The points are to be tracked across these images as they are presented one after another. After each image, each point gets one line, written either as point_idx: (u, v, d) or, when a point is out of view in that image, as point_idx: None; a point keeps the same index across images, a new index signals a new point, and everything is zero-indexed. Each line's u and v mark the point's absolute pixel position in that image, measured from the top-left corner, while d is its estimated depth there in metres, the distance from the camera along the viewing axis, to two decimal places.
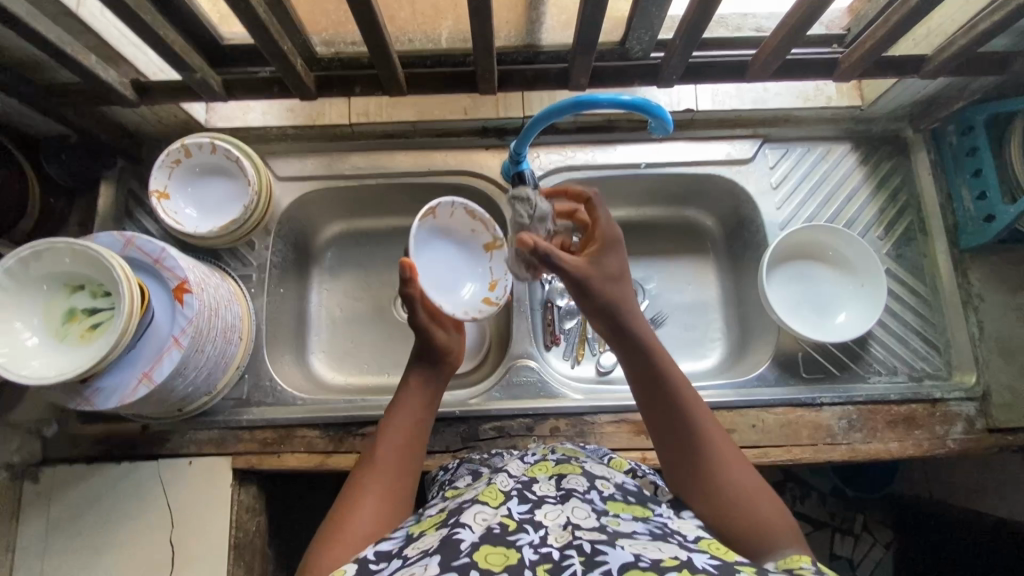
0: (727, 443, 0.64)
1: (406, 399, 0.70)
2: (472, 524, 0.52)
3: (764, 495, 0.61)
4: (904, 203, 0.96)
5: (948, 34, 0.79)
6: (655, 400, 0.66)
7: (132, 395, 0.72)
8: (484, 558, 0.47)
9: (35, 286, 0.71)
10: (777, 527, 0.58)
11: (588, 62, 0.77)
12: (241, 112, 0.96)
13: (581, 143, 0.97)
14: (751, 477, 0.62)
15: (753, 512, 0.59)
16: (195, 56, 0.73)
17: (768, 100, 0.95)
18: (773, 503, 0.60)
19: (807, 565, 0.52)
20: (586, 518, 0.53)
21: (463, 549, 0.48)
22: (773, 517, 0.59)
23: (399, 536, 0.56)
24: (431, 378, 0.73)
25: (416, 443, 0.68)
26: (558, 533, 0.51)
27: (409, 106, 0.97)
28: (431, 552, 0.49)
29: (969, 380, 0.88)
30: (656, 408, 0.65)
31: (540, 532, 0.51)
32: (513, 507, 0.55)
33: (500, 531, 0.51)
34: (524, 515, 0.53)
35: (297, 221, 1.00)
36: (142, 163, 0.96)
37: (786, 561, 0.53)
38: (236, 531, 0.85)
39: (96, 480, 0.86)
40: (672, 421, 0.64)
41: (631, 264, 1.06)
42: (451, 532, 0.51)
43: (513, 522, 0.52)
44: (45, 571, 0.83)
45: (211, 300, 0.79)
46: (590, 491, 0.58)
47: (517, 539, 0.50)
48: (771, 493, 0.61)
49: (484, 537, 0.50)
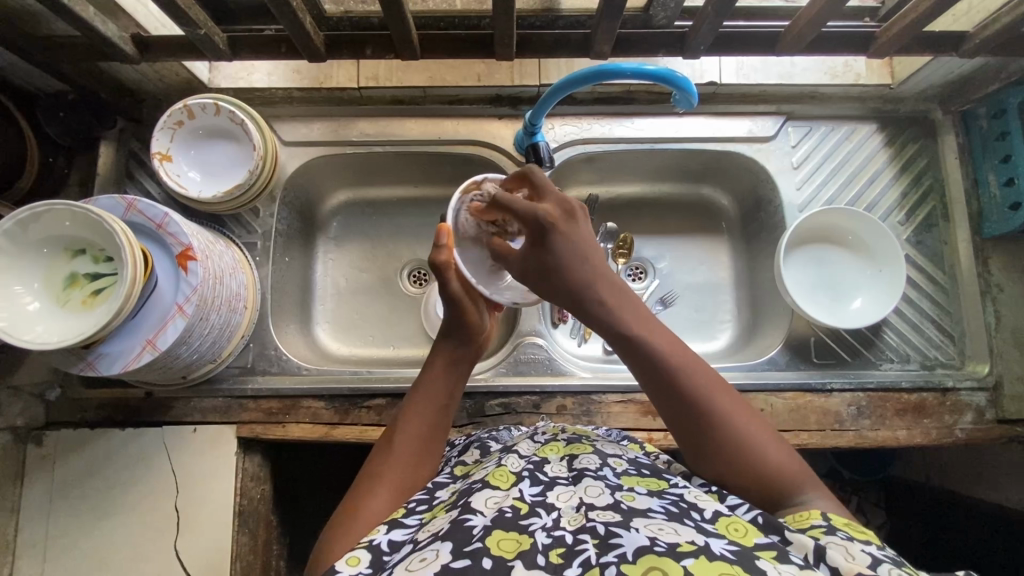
0: (732, 408, 0.59)
1: (434, 380, 0.68)
2: (484, 509, 0.52)
3: (777, 445, 0.59)
4: (928, 187, 0.93)
5: (991, 11, 0.75)
6: (650, 376, 0.61)
7: (136, 361, 0.71)
8: (496, 544, 0.48)
9: (35, 250, 0.69)
10: (795, 477, 0.57)
11: (612, 28, 0.73)
12: (245, 72, 0.92)
13: (596, 115, 0.94)
14: (761, 428, 0.59)
15: (771, 470, 0.57)
16: (198, 11, 0.69)
17: (795, 75, 0.91)
18: (784, 452, 0.59)
19: (818, 522, 0.52)
20: (599, 497, 0.53)
21: (476, 533, 0.48)
22: (790, 469, 0.57)
23: (411, 524, 0.55)
24: (457, 360, 0.70)
25: (439, 426, 0.66)
26: (571, 516, 0.51)
27: (420, 71, 0.92)
28: (441, 537, 0.49)
29: (981, 370, 0.87)
30: (652, 389, 0.61)
31: (552, 515, 0.52)
32: (526, 489, 0.54)
33: (512, 515, 0.51)
34: (537, 498, 0.53)
35: (303, 188, 0.97)
36: (143, 123, 0.92)
37: (796, 518, 0.54)
38: (241, 498, 0.85)
39: (100, 445, 0.85)
40: (672, 394, 0.60)
41: (643, 242, 1.04)
42: (461, 516, 0.51)
43: (526, 505, 0.52)
44: (51, 532, 0.83)
45: (216, 268, 0.77)
46: (602, 468, 0.58)
47: (530, 524, 0.50)
48: (785, 444, 0.59)
49: (496, 522, 0.50)
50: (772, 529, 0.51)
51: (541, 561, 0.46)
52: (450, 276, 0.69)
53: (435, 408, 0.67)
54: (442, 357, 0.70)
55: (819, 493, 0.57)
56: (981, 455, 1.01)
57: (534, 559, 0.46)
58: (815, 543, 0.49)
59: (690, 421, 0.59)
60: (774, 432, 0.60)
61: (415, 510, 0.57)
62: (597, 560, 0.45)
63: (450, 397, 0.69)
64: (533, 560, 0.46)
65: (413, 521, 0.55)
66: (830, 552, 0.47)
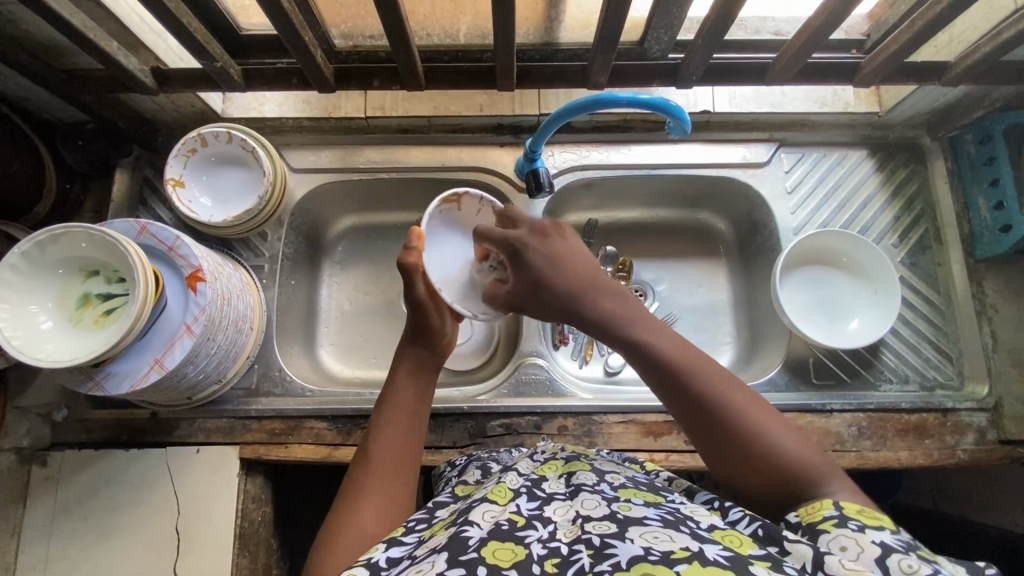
0: (745, 402, 0.59)
1: (403, 384, 0.70)
2: (480, 521, 0.52)
3: (796, 435, 0.58)
4: (920, 211, 0.95)
5: (971, 41, 0.78)
6: (655, 373, 0.61)
7: (143, 380, 0.72)
8: (492, 554, 0.48)
9: (51, 271, 0.71)
10: (822, 467, 0.56)
11: (609, 59, 0.76)
12: (257, 102, 0.96)
13: (594, 143, 0.97)
14: (780, 418, 0.59)
15: (796, 459, 0.56)
16: (216, 45, 0.72)
17: (786, 104, 0.95)
18: (807, 446, 0.57)
19: (832, 513, 0.51)
20: (596, 509, 0.53)
21: (471, 544, 0.49)
22: (816, 456, 0.56)
23: (410, 541, 0.55)
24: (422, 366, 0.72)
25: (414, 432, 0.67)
26: (566, 529, 0.52)
27: (425, 101, 0.96)
28: (438, 549, 0.49)
29: (980, 391, 0.87)
30: (668, 397, 0.61)
31: (548, 527, 0.52)
32: (523, 504, 0.55)
33: (508, 527, 0.51)
34: (533, 511, 0.54)
35: (311, 213, 1.00)
36: (157, 151, 0.95)
37: (808, 509, 0.53)
38: (242, 520, 0.85)
39: (103, 465, 0.86)
40: (680, 392, 0.60)
41: (642, 265, 1.06)
42: (459, 529, 0.51)
43: (522, 518, 0.53)
44: (50, 554, 0.84)
45: (224, 290, 0.79)
46: (600, 483, 0.59)
47: (526, 536, 0.51)
48: (806, 439, 0.58)
49: (492, 533, 0.50)
50: (772, 541, 0.50)
51: (535, 571, 0.47)
52: (417, 277, 0.74)
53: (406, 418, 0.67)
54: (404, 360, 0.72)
55: (835, 482, 0.55)
56: None
57: (529, 571, 0.47)
58: (814, 551, 0.48)
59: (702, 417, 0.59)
60: (792, 426, 0.59)
61: (414, 530, 0.57)
62: (592, 569, 0.46)
63: (419, 404, 0.69)
64: (528, 569, 0.47)
65: (411, 540, 0.55)
66: (828, 559, 0.47)
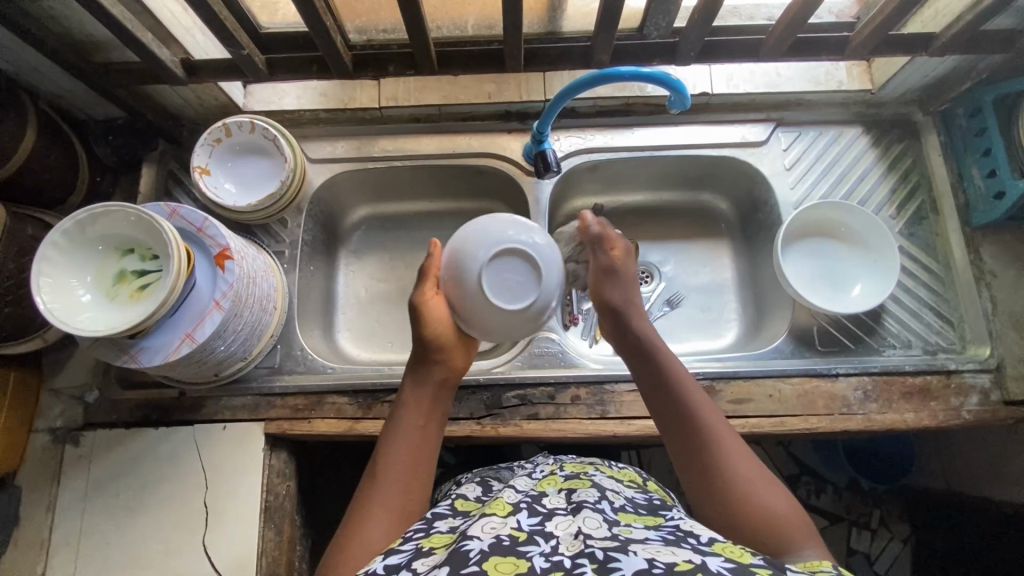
0: (734, 451, 0.63)
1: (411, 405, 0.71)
2: (481, 534, 0.53)
3: (780, 494, 0.60)
4: (916, 183, 0.99)
5: (954, 13, 0.82)
6: (661, 397, 0.69)
7: (176, 352, 0.75)
8: (495, 567, 0.48)
9: (91, 247, 0.75)
10: (798, 529, 0.58)
11: (610, 39, 0.81)
12: (277, 97, 1.01)
13: (598, 127, 1.01)
14: (764, 475, 0.62)
15: (769, 512, 0.58)
16: (244, 34, 0.78)
17: (781, 84, 0.98)
18: (785, 504, 0.60)
19: (827, 568, 0.52)
20: (597, 528, 0.54)
21: (473, 557, 0.49)
22: (790, 516, 0.58)
23: (407, 551, 0.55)
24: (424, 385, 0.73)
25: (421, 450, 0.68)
26: (569, 542, 0.52)
27: (435, 90, 1.00)
28: (439, 565, 0.50)
29: (982, 353, 0.90)
30: (666, 426, 0.67)
31: (551, 542, 0.53)
32: (524, 519, 0.56)
33: (510, 543, 0.52)
34: (535, 527, 0.55)
35: (328, 201, 1.04)
36: (181, 145, 1.01)
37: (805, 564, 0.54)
38: (268, 494, 0.88)
39: (134, 444, 0.89)
40: (679, 421, 0.66)
41: (649, 247, 1.09)
42: (460, 543, 0.52)
43: (524, 534, 0.54)
44: (82, 530, 0.86)
45: (249, 269, 0.83)
46: (601, 502, 0.60)
47: (527, 550, 0.51)
48: (786, 497, 0.60)
49: (493, 548, 0.51)
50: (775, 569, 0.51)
51: None
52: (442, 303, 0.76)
53: (416, 431, 0.69)
54: (414, 372, 0.74)
55: (811, 547, 0.57)
56: (999, 451, 1.01)
57: None
58: None
59: (691, 448, 0.64)
60: (777, 483, 0.61)
61: (411, 540, 0.58)
62: None
63: (428, 419, 0.71)
64: None
65: (409, 550, 0.56)
66: None
